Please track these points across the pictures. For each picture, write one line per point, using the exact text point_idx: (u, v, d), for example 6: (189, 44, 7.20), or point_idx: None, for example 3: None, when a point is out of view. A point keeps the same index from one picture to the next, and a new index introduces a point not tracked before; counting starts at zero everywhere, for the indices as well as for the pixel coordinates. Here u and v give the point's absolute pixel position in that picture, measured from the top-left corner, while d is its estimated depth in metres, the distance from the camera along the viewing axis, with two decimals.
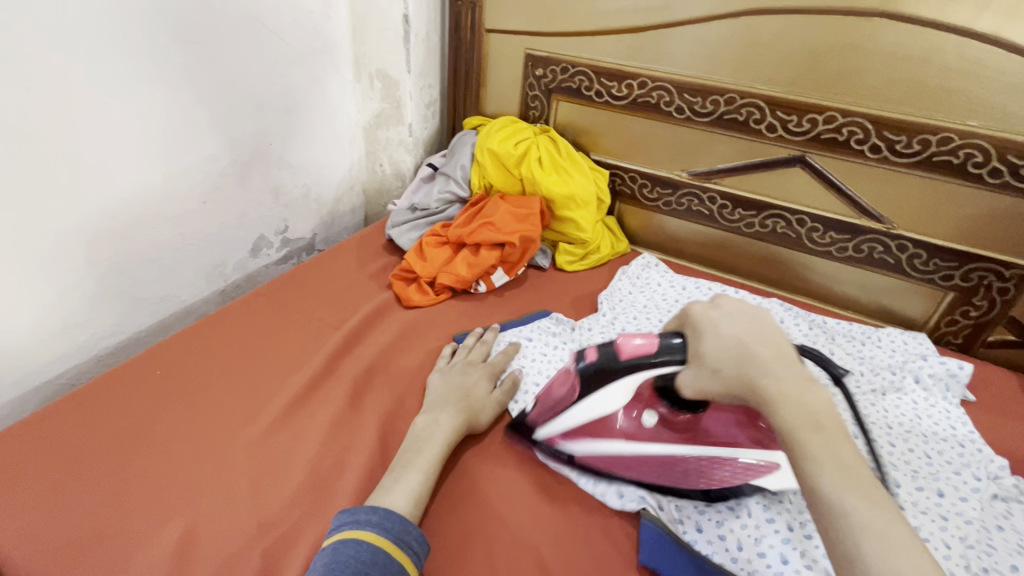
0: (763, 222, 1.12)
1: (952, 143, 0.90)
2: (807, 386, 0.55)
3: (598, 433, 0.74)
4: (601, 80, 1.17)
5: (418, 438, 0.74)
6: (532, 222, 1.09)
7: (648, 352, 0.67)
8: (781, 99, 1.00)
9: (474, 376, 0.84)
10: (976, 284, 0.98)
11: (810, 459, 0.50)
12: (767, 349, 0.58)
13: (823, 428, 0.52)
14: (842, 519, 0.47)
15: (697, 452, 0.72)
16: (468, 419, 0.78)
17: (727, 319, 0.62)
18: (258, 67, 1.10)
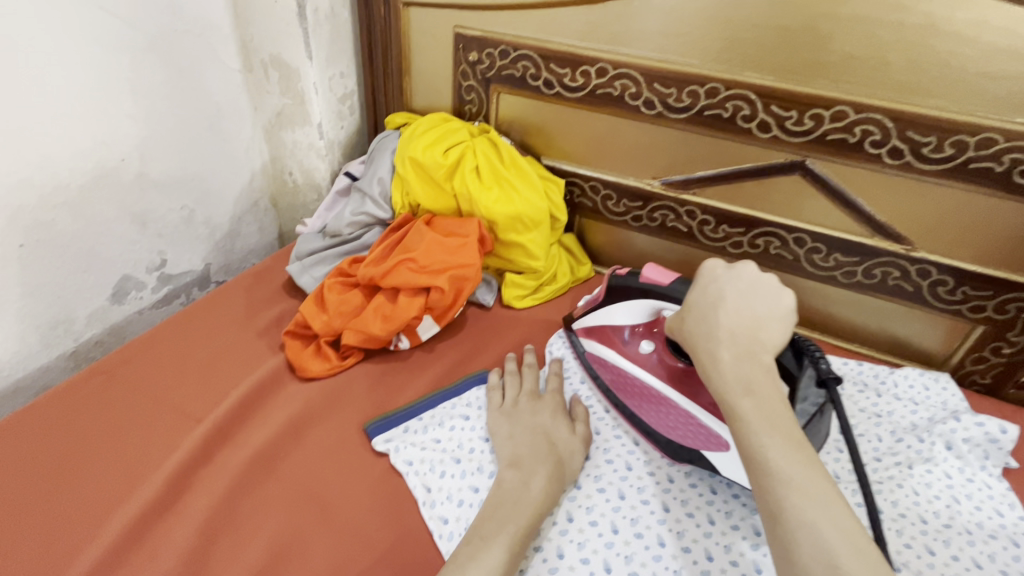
0: (753, 241, 0.92)
1: (995, 146, 0.70)
2: (745, 352, 0.55)
3: (608, 341, 0.77)
4: (550, 66, 0.92)
5: (508, 502, 0.58)
6: (467, 252, 0.85)
7: (659, 284, 0.71)
8: (777, 90, 0.78)
9: (548, 414, 0.70)
10: (1012, 317, 0.80)
11: (735, 418, 0.51)
12: (748, 315, 0.58)
13: (753, 390, 0.52)
14: (762, 476, 0.47)
15: (679, 401, 0.69)
16: (555, 475, 0.62)
17: (722, 284, 0.61)
18: (90, 62, 0.82)
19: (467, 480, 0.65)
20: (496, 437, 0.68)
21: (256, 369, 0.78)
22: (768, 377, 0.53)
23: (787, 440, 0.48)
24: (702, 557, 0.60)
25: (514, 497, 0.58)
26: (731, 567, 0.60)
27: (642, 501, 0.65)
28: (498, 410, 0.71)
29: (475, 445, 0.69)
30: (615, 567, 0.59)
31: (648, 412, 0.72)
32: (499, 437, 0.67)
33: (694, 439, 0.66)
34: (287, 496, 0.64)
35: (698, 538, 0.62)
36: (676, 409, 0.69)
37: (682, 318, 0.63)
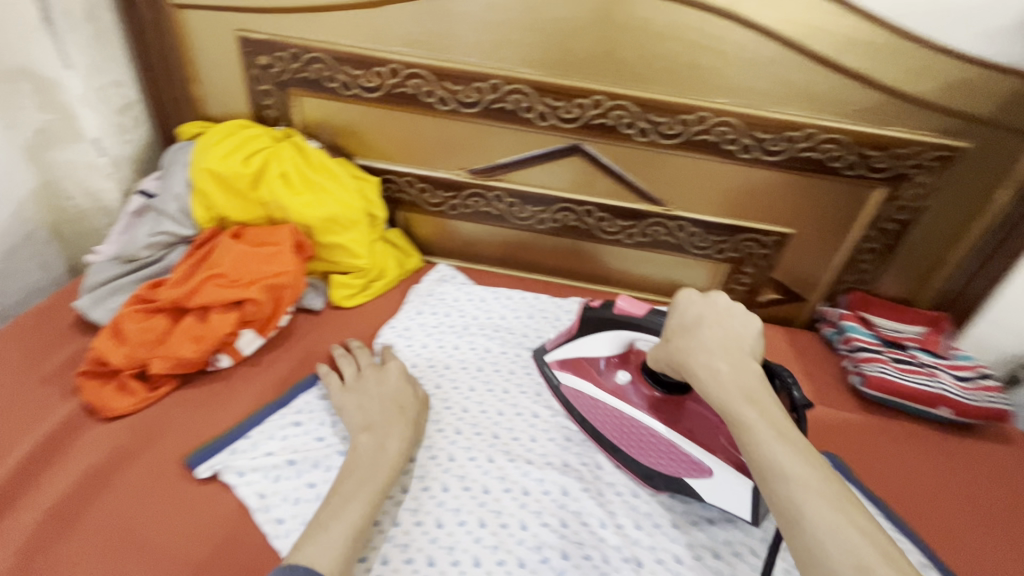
0: (554, 217, 1.04)
1: (708, 122, 0.88)
2: (737, 362, 0.57)
3: (586, 373, 0.79)
4: (344, 68, 0.94)
5: (365, 460, 0.63)
6: (281, 260, 0.84)
7: (633, 315, 0.71)
8: (545, 83, 0.89)
9: (392, 381, 0.74)
10: (744, 254, 1.02)
11: (745, 433, 0.52)
12: (728, 329, 0.61)
13: (755, 399, 0.54)
14: (780, 481, 0.48)
15: (660, 430, 0.71)
16: (408, 433, 0.67)
17: (699, 304, 0.63)
18: None
19: (303, 479, 0.67)
20: (347, 412, 0.71)
21: (45, 421, 0.70)
22: (762, 383, 0.56)
23: (797, 451, 0.49)
24: (521, 493, 0.69)
25: (371, 457, 0.63)
26: (543, 495, 0.69)
27: (470, 458, 0.72)
28: (341, 390, 0.74)
29: (309, 445, 0.71)
30: (447, 521, 0.65)
31: (626, 442, 0.73)
32: (357, 409, 0.71)
33: (671, 466, 0.70)
34: (101, 542, 0.60)
35: (517, 478, 0.70)
36: (658, 437, 0.71)
37: (665, 336, 0.64)
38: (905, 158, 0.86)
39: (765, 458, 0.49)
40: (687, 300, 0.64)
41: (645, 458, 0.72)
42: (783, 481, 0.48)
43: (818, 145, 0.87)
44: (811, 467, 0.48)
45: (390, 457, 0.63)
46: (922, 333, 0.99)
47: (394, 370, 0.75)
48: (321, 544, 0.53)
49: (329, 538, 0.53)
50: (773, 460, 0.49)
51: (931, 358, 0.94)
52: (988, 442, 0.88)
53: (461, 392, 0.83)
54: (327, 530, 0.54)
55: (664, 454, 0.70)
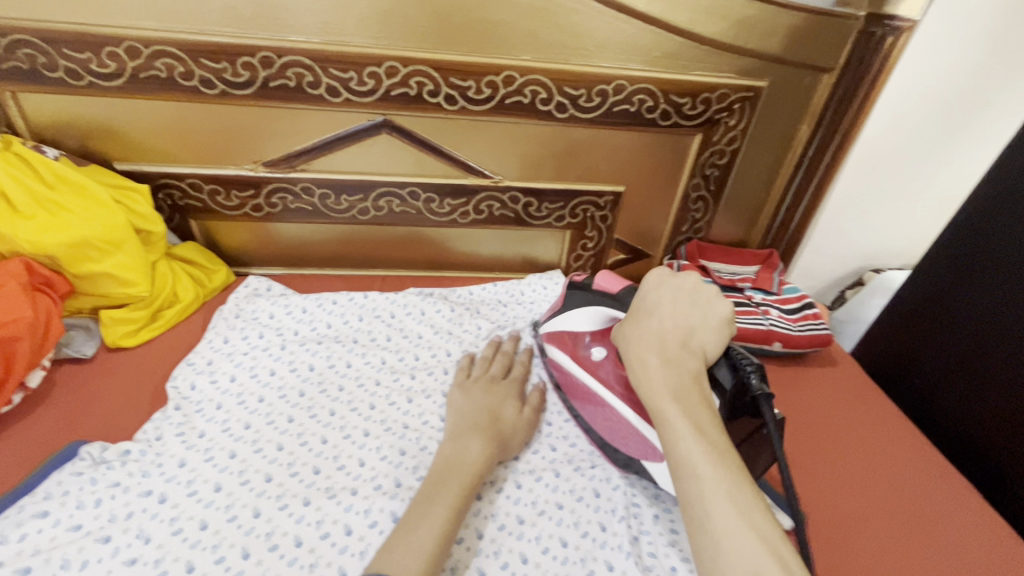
0: (377, 204, 0.93)
1: (516, 82, 0.81)
2: (672, 361, 0.57)
3: (566, 347, 0.76)
4: (65, 52, 0.74)
5: (447, 468, 0.61)
6: (5, 303, 0.66)
7: (608, 291, 0.75)
8: (327, 52, 0.76)
9: (499, 394, 0.73)
10: (583, 218, 0.98)
11: (664, 422, 0.52)
12: (678, 322, 0.61)
13: (684, 399, 0.53)
14: (688, 477, 0.47)
15: (625, 414, 0.67)
16: (491, 440, 0.66)
17: (660, 293, 0.64)
18: None
19: None
20: (450, 409, 0.72)
21: None
22: (696, 386, 0.55)
23: (712, 450, 0.49)
24: (341, 535, 0.59)
25: (455, 462, 0.62)
26: (370, 531, 0.59)
27: (279, 508, 0.60)
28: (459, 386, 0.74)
29: (56, 540, 0.55)
30: None
31: (599, 423, 0.71)
32: (450, 409, 0.71)
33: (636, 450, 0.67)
34: None
35: (338, 517, 0.60)
36: (626, 424, 0.67)
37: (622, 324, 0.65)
38: (713, 103, 0.86)
39: (675, 453, 0.49)
40: (653, 291, 0.65)
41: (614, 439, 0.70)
42: (691, 477, 0.47)
43: (629, 97, 0.84)
44: (722, 470, 0.47)
45: (478, 463, 0.62)
46: (755, 273, 1.02)
47: (501, 385, 0.75)
48: (410, 545, 0.52)
49: (417, 541, 0.52)
50: (686, 457, 0.48)
51: (762, 296, 0.96)
52: (816, 366, 0.94)
53: (276, 427, 0.70)
54: (415, 534, 0.53)
55: (633, 435, 0.67)
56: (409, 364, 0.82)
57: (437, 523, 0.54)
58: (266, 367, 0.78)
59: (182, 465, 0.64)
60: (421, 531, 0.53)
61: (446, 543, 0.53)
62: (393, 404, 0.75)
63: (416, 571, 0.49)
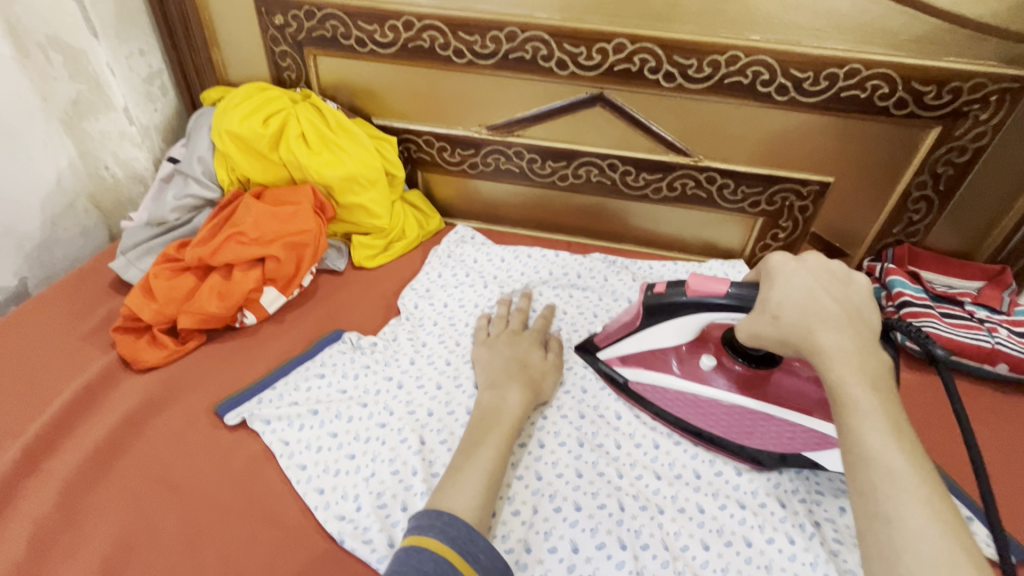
0: (576, 172, 1.00)
1: (740, 62, 0.82)
2: (860, 345, 0.53)
3: (656, 364, 0.72)
4: (358, 24, 0.92)
5: (487, 415, 0.64)
6: (301, 219, 0.84)
7: (713, 294, 0.62)
8: (565, 28, 0.85)
9: (523, 345, 0.75)
10: (780, 207, 0.96)
11: (855, 414, 0.49)
12: (843, 300, 0.56)
13: (878, 387, 0.50)
14: (880, 471, 0.45)
15: (757, 407, 0.68)
16: (527, 390, 0.69)
17: (804, 275, 0.57)
18: None
19: (325, 428, 0.69)
20: (477, 366, 0.74)
21: (84, 372, 0.74)
22: (886, 374, 0.52)
23: (906, 448, 0.47)
24: (536, 446, 0.69)
25: (492, 410, 0.65)
26: (560, 448, 0.69)
27: None
28: (482, 343, 0.77)
29: (331, 396, 0.73)
30: None
31: (716, 424, 0.69)
32: (479, 365, 0.74)
33: (777, 443, 0.67)
34: (135, 483, 0.63)
35: (531, 432, 0.70)
36: (752, 412, 0.69)
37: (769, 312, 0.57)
38: (964, 93, 0.79)
39: (866, 443, 0.47)
40: (787, 275, 0.57)
41: (716, 426, 0.70)
42: (885, 473, 0.45)
43: (862, 83, 0.80)
44: (915, 468, 0.45)
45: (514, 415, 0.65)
46: (979, 289, 0.91)
47: (524, 337, 0.77)
48: (457, 483, 0.56)
49: (466, 480, 0.57)
50: (876, 452, 0.46)
51: (986, 315, 0.87)
52: None
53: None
54: (462, 474, 0.57)
55: (759, 429, 0.68)
56: (586, 317, 0.88)
57: (482, 459, 0.59)
58: (472, 299, 0.89)
59: (412, 362, 0.78)
60: (468, 472, 0.57)
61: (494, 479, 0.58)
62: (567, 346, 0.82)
63: (468, 507, 0.54)
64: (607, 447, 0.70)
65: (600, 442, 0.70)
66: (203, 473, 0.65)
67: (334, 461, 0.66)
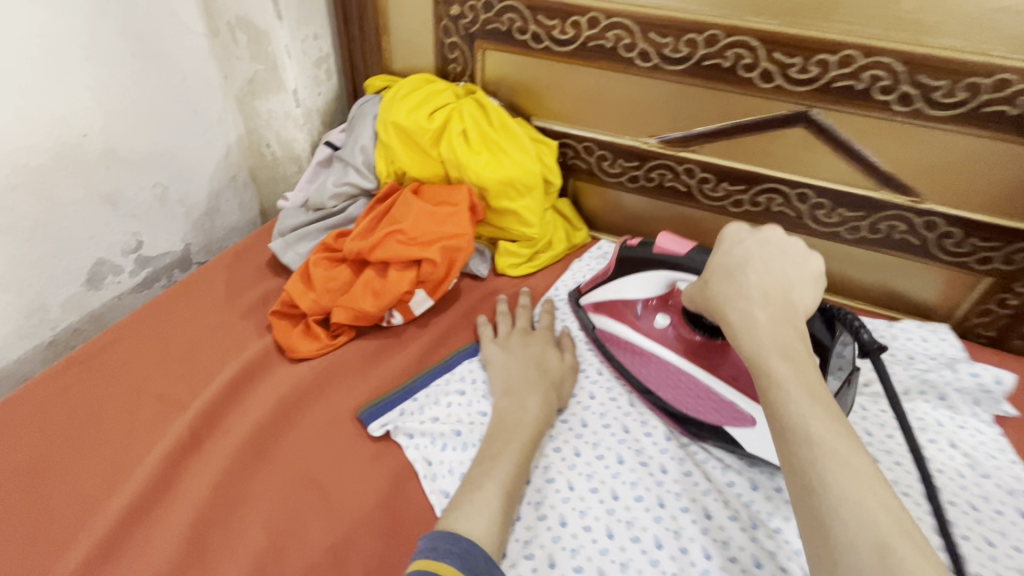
0: (754, 199, 0.88)
1: (1010, 87, 0.66)
2: (778, 318, 0.50)
3: (621, 315, 0.75)
4: (538, 19, 0.86)
5: (509, 424, 0.62)
6: (458, 222, 0.81)
7: (674, 254, 0.67)
8: (780, 34, 0.73)
9: (537, 346, 0.74)
10: (1020, 267, 0.78)
11: (770, 381, 0.46)
12: (777, 277, 0.53)
13: (788, 354, 0.47)
14: (796, 440, 0.41)
15: (698, 374, 0.69)
16: (547, 399, 0.66)
17: (747, 245, 0.56)
18: (56, 31, 0.77)
19: (468, 452, 0.63)
20: (490, 367, 0.72)
21: (242, 352, 0.74)
22: (805, 345, 0.49)
23: (826, 416, 0.42)
24: (701, 516, 0.60)
25: (513, 420, 0.63)
26: (729, 524, 0.59)
27: (640, 465, 0.64)
28: (493, 342, 0.75)
29: (473, 418, 0.68)
30: (617, 532, 0.58)
31: (667, 392, 0.70)
32: (494, 369, 0.71)
33: (711, 414, 0.67)
34: (284, 479, 0.62)
35: (695, 497, 0.61)
36: (694, 381, 0.69)
37: (706, 281, 0.58)
38: None
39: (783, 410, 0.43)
40: (732, 244, 0.57)
41: (666, 395, 0.70)
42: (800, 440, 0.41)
43: None
44: (834, 434, 0.41)
45: (534, 423, 0.63)
46: None
47: (536, 337, 0.76)
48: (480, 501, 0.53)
49: (484, 498, 0.54)
50: (797, 419, 0.42)
51: None
52: None
53: (590, 377, 0.76)
54: (482, 491, 0.54)
55: (691, 394, 0.69)
56: None
57: (501, 476, 0.56)
58: None
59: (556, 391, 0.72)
60: (487, 490, 0.55)
61: (512, 494, 0.56)
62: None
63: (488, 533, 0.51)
64: (786, 533, 0.59)
65: (776, 527, 0.60)
66: (346, 479, 0.62)
67: None
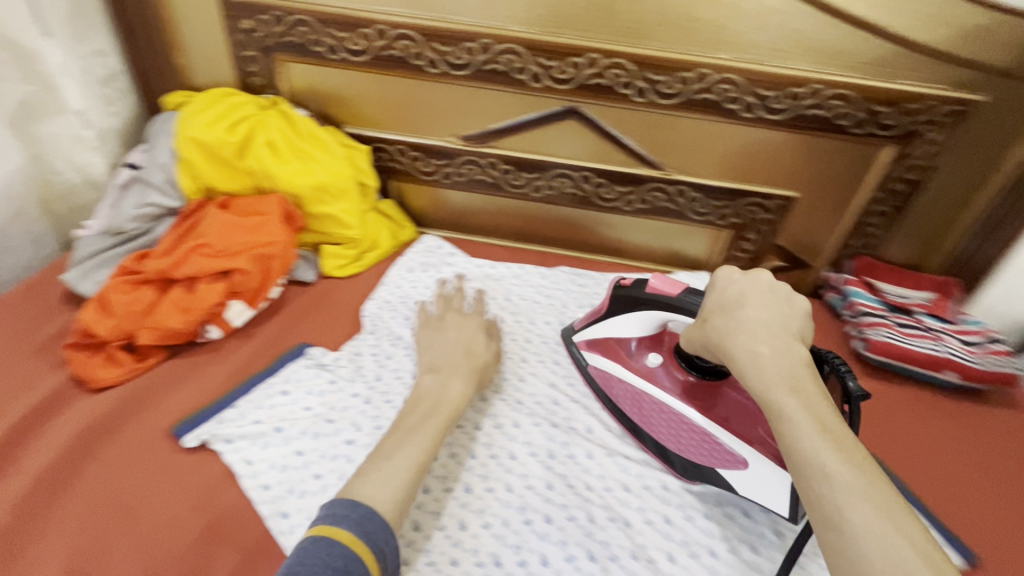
0: (550, 183, 1.01)
1: (708, 79, 0.84)
2: (780, 347, 0.52)
3: (614, 354, 0.76)
4: (329, 31, 0.91)
5: (427, 404, 0.65)
6: (269, 230, 0.82)
7: (666, 295, 0.67)
8: (537, 41, 0.85)
9: (470, 329, 0.76)
10: (746, 220, 0.99)
11: (784, 420, 0.48)
12: (775, 311, 0.55)
13: (799, 388, 0.50)
14: (817, 478, 0.45)
15: (697, 420, 0.67)
16: (470, 379, 0.70)
17: (741, 282, 0.59)
18: None
19: (290, 446, 0.67)
20: (425, 346, 0.75)
21: (30, 391, 0.70)
22: (808, 371, 0.51)
23: (846, 453, 0.45)
24: (507, 458, 0.69)
25: (434, 398, 0.66)
26: (530, 460, 0.69)
27: (456, 427, 0.72)
28: (426, 325, 0.78)
29: (296, 414, 0.71)
30: (432, 486, 0.65)
31: (666, 436, 0.70)
32: (426, 349, 0.74)
33: (700, 452, 0.67)
34: (89, 509, 0.60)
35: (504, 444, 0.71)
36: (696, 429, 0.67)
37: (704, 318, 0.60)
38: (914, 113, 0.83)
39: (800, 451, 0.46)
40: (729, 277, 0.60)
41: (656, 432, 0.71)
42: (820, 478, 0.44)
43: (822, 101, 0.84)
44: (857, 472, 0.44)
45: (454, 401, 0.66)
46: (929, 299, 0.96)
47: (467, 318, 0.78)
48: None
49: (393, 467, 0.56)
50: (813, 456, 0.45)
51: (936, 324, 0.91)
52: (995, 408, 0.87)
53: (414, 359, 0.81)
54: None
55: (685, 434, 0.68)
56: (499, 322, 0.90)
57: (412, 448, 0.59)
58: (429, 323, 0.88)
59: (379, 378, 0.77)
60: (398, 460, 0.57)
61: (422, 465, 0.58)
62: (509, 359, 0.83)
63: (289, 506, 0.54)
64: (578, 458, 0.71)
65: (569, 454, 0.71)
66: (156, 495, 0.62)
67: (299, 480, 0.64)
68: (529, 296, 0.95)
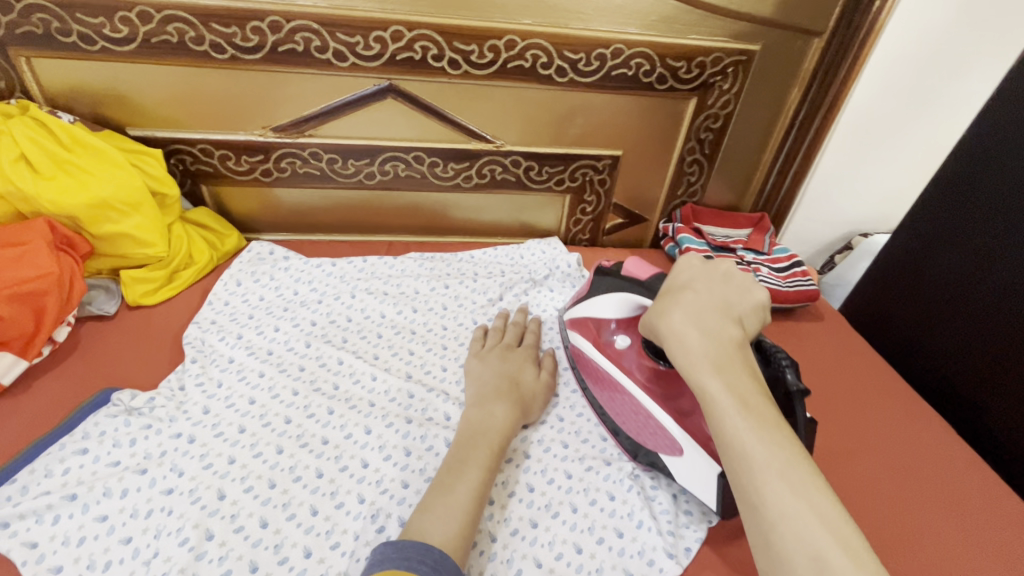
0: (382, 168, 0.96)
1: (518, 46, 0.84)
2: (713, 331, 0.52)
3: (588, 332, 0.73)
4: (77, 17, 0.76)
5: (475, 430, 0.64)
6: (31, 263, 0.69)
7: (637, 278, 0.73)
8: (331, 16, 0.78)
9: (516, 360, 0.76)
10: (582, 182, 1.01)
11: (708, 398, 0.49)
12: (716, 294, 0.56)
13: (723, 367, 0.50)
14: (739, 460, 0.45)
15: (653, 408, 0.65)
16: (517, 406, 0.68)
17: (693, 271, 0.59)
18: None
19: (89, 513, 0.57)
20: (467, 376, 0.74)
21: None
22: (739, 355, 0.51)
23: (764, 430, 0.45)
24: (358, 467, 0.64)
25: (482, 426, 0.64)
26: (384, 463, 0.64)
27: (299, 447, 0.65)
28: (477, 354, 0.77)
29: (96, 474, 0.60)
30: (273, 518, 0.59)
31: (628, 425, 0.68)
32: (470, 378, 0.73)
33: (652, 441, 0.66)
34: None
35: (355, 453, 0.65)
36: (653, 420, 0.65)
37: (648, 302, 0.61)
38: (707, 67, 0.89)
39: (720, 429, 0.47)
40: (683, 266, 0.60)
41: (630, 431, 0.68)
42: (742, 461, 0.44)
43: (627, 61, 0.87)
44: (771, 446, 0.44)
45: (501, 427, 0.64)
46: (748, 235, 1.06)
47: (517, 352, 0.78)
48: None
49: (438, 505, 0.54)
50: (736, 442, 0.45)
51: (753, 257, 1.02)
52: (803, 321, 0.99)
53: (247, 381, 0.73)
54: None
55: (650, 428, 0.66)
56: (342, 323, 0.83)
57: (474, 480, 0.57)
58: (264, 337, 0.80)
59: (206, 411, 0.68)
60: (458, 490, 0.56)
61: (482, 499, 0.56)
62: (359, 359, 0.77)
63: None
64: (437, 449, 0.66)
65: (428, 445, 0.66)
66: None
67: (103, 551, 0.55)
68: (376, 292, 0.88)
